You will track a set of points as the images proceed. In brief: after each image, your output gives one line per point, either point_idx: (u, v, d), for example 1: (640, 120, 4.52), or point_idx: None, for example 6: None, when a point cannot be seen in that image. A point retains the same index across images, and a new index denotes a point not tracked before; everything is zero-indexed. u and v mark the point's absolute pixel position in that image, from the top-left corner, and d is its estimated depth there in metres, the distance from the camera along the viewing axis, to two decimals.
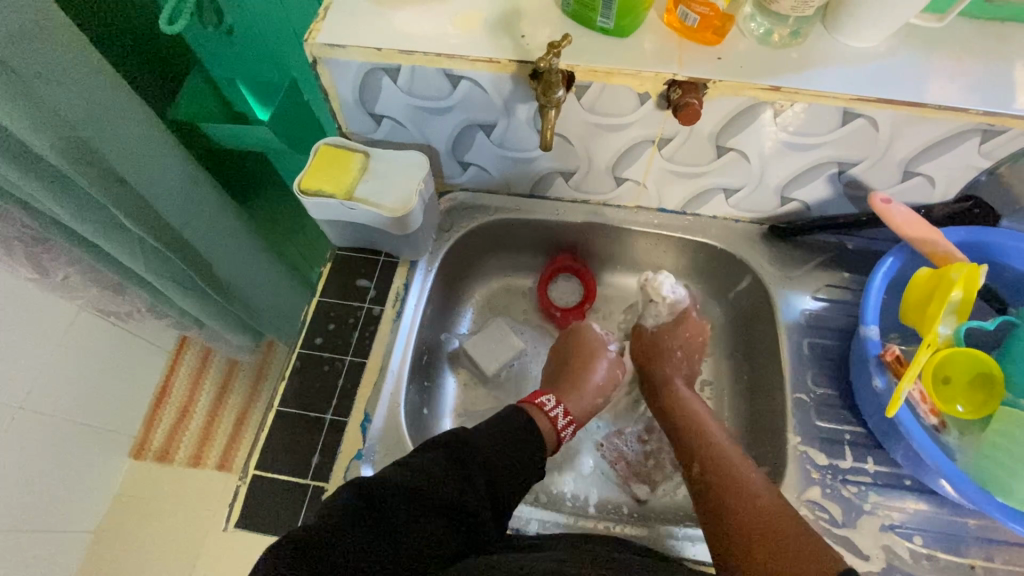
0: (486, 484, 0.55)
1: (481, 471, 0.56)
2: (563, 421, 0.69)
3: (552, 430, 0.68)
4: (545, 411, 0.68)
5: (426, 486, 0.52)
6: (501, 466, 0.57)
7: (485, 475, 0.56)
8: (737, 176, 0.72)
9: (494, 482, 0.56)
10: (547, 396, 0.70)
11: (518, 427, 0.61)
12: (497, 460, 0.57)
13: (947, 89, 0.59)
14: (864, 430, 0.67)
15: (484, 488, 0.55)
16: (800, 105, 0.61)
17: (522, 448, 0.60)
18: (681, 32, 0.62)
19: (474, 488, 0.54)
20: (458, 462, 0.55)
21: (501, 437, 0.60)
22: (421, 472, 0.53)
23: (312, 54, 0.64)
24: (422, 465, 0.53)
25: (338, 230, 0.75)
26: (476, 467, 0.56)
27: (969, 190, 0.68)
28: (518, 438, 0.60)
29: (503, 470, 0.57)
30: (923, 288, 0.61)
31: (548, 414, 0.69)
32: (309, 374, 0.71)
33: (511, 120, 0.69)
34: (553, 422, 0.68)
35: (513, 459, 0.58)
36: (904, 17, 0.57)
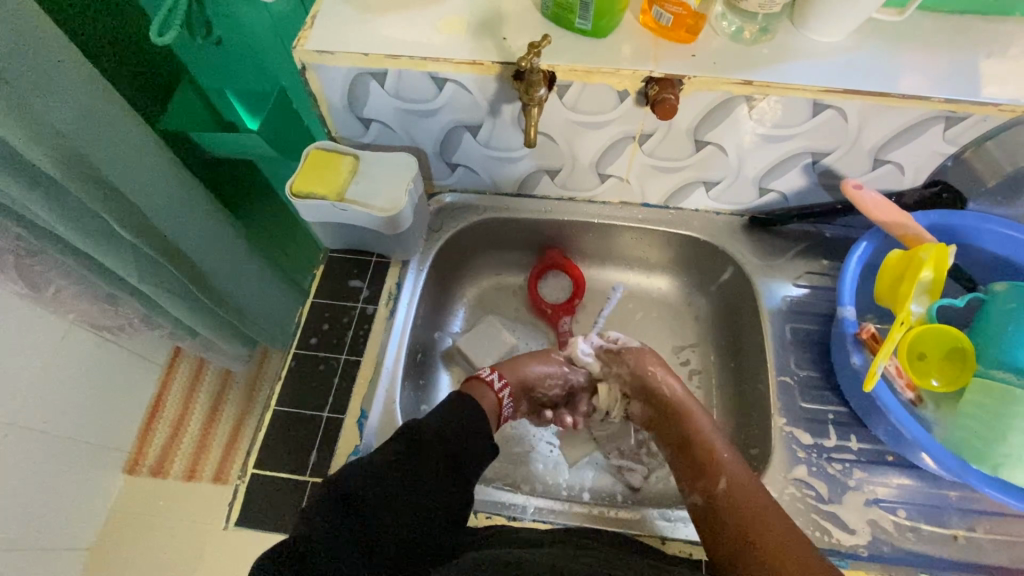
0: (448, 467, 0.58)
1: (442, 455, 0.59)
2: (505, 396, 0.72)
3: (494, 400, 0.71)
4: (489, 385, 0.71)
5: (390, 480, 0.55)
6: (455, 445, 0.60)
7: (444, 454, 0.59)
8: (716, 170, 0.75)
9: (452, 463, 0.59)
10: (492, 372, 0.73)
11: (467, 411, 0.64)
12: (450, 441, 0.60)
13: (910, 78, 0.62)
14: (848, 410, 0.69)
15: (445, 468, 0.58)
16: (773, 98, 0.64)
17: (472, 436, 0.62)
18: (656, 31, 0.65)
19: (435, 469, 0.57)
20: (414, 445, 0.58)
21: (453, 420, 0.62)
22: (382, 466, 0.56)
23: (302, 61, 0.66)
24: (382, 455, 0.57)
25: (330, 232, 0.76)
26: (433, 447, 0.59)
27: (937, 175, 0.71)
28: (467, 422, 0.62)
29: (459, 448, 0.60)
30: (895, 269, 0.64)
31: (492, 389, 0.71)
32: (305, 374, 0.72)
33: (495, 121, 0.71)
34: (497, 396, 0.71)
35: (463, 443, 0.61)
36: (866, 12, 0.60)
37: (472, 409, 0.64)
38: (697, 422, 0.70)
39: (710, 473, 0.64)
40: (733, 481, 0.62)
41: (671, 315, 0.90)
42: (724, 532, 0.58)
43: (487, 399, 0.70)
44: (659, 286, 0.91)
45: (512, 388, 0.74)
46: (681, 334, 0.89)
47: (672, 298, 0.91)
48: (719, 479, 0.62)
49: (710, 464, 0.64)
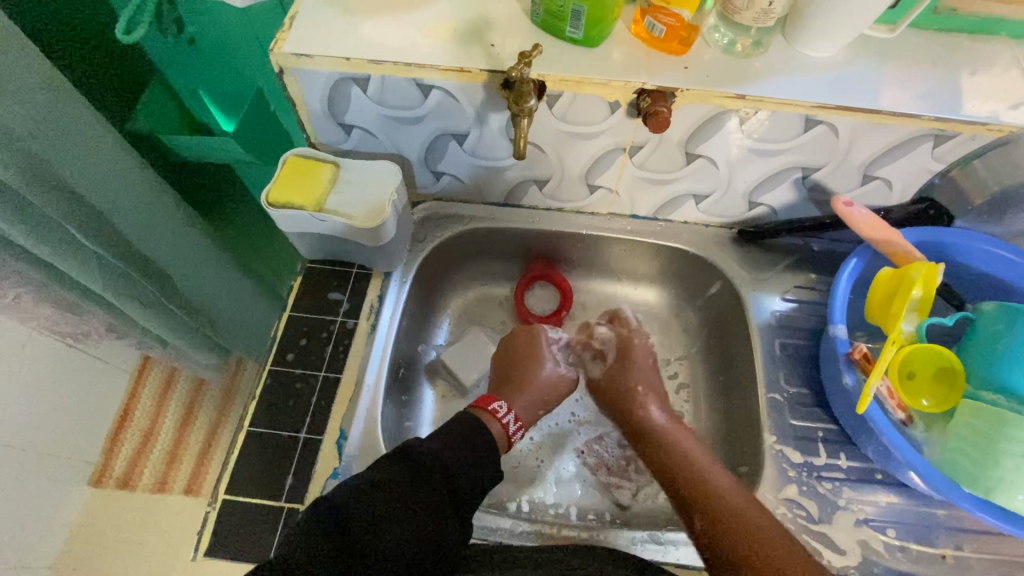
0: (450, 496, 0.56)
1: (444, 481, 0.56)
2: (514, 427, 0.68)
3: (504, 435, 0.67)
4: (498, 417, 0.67)
5: (384, 504, 0.53)
6: (460, 474, 0.57)
7: (445, 482, 0.56)
8: (706, 183, 0.74)
9: (455, 491, 0.56)
10: (500, 402, 0.69)
11: (469, 435, 0.61)
12: (459, 468, 0.58)
13: (901, 96, 0.61)
14: (836, 427, 0.69)
15: (447, 496, 0.55)
16: (764, 112, 0.63)
17: (482, 464, 0.59)
18: (649, 42, 0.63)
19: (437, 500, 0.54)
20: (415, 472, 0.56)
21: (454, 446, 0.59)
22: (379, 492, 0.53)
23: (278, 64, 0.63)
24: (383, 481, 0.54)
25: (309, 243, 0.73)
26: (437, 479, 0.56)
27: (923, 192, 0.71)
28: (476, 447, 0.60)
29: (463, 476, 0.58)
30: (886, 287, 0.63)
31: (500, 419, 0.67)
32: (281, 392, 0.69)
33: (483, 130, 0.69)
34: (504, 426, 0.67)
35: (472, 473, 0.58)
36: (858, 28, 0.59)
37: (480, 435, 0.62)
38: (676, 442, 0.67)
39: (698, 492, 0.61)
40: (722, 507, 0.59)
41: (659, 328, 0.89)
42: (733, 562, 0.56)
43: (495, 429, 0.67)
44: (646, 298, 0.90)
45: (520, 416, 0.70)
46: (669, 347, 0.88)
47: (660, 310, 0.89)
48: (715, 503, 0.59)
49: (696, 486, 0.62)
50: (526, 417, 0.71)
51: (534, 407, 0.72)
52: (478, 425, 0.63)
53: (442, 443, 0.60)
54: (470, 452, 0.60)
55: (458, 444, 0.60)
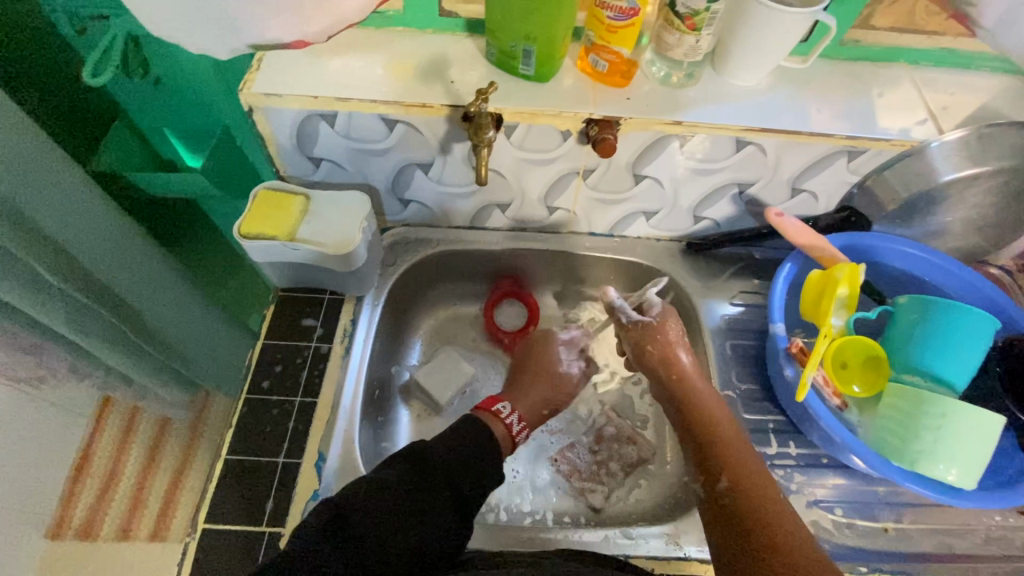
0: (450, 496, 0.59)
1: (447, 482, 0.60)
2: (517, 427, 0.72)
3: (508, 436, 0.70)
4: (501, 418, 0.71)
5: (388, 503, 0.55)
6: (462, 474, 0.61)
7: (447, 483, 0.60)
8: (654, 200, 0.81)
9: (454, 491, 0.60)
10: (502, 404, 0.73)
11: (469, 431, 0.66)
12: (460, 470, 0.61)
13: (816, 119, 0.70)
14: (785, 418, 0.75)
15: (449, 496, 0.59)
16: (700, 136, 0.70)
17: (484, 472, 0.63)
18: (594, 76, 0.70)
19: (439, 500, 0.58)
20: (419, 472, 0.59)
21: (455, 446, 0.63)
22: (383, 490, 0.56)
23: (248, 103, 0.66)
24: (386, 480, 0.57)
25: (281, 272, 0.75)
26: (441, 480, 0.59)
27: (845, 202, 0.80)
28: (478, 448, 0.64)
29: (463, 478, 0.61)
30: (815, 288, 0.71)
31: (503, 420, 0.71)
32: (258, 420, 0.70)
33: (446, 159, 0.74)
34: (508, 427, 0.71)
35: (474, 476, 0.62)
36: (774, 61, 0.67)
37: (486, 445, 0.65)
38: (714, 413, 0.66)
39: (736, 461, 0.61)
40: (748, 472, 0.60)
41: None
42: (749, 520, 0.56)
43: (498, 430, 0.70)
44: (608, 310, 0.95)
45: (523, 418, 0.74)
46: None
47: None
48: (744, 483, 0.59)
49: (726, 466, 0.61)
50: (528, 418, 0.75)
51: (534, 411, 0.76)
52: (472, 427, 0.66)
53: (442, 443, 0.63)
54: (470, 453, 0.63)
55: (461, 443, 0.64)
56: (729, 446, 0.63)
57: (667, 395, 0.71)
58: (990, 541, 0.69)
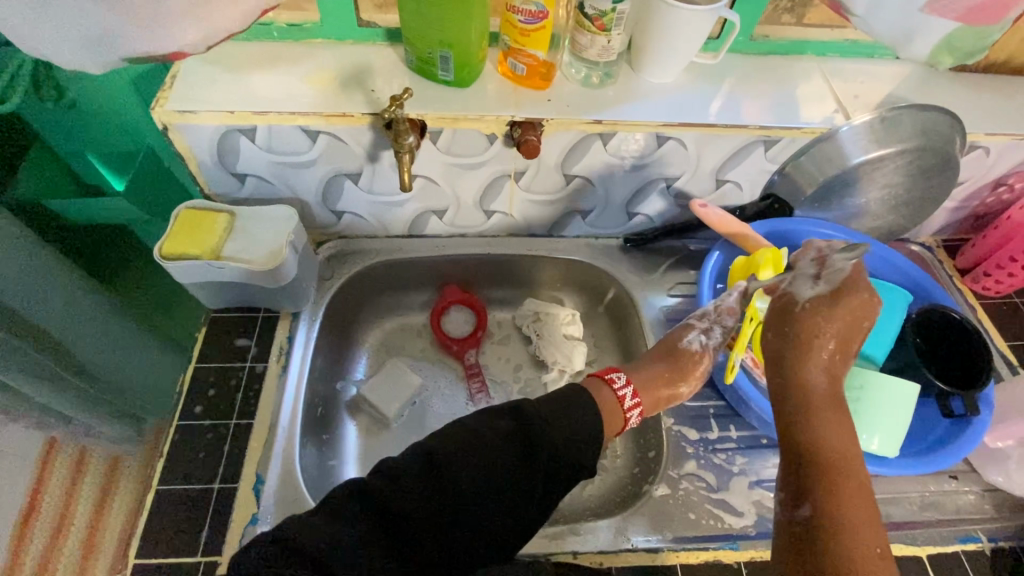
0: (546, 478, 0.56)
1: (547, 458, 0.57)
2: (630, 402, 0.66)
3: (615, 408, 0.64)
4: (613, 386, 0.66)
5: (481, 470, 0.54)
6: (570, 450, 0.58)
7: (548, 462, 0.57)
8: (588, 199, 0.82)
9: (552, 471, 0.57)
10: (620, 374, 0.67)
11: (583, 414, 0.60)
12: (571, 448, 0.58)
13: (729, 112, 0.72)
14: (724, 403, 0.76)
15: (546, 475, 0.56)
16: (621, 134, 0.72)
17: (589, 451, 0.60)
18: (515, 80, 0.71)
19: (534, 480, 0.55)
20: (527, 445, 0.57)
21: (566, 424, 0.59)
22: (488, 446, 0.55)
23: (161, 121, 0.65)
24: (498, 440, 0.56)
25: (211, 292, 0.73)
26: (547, 461, 0.57)
27: (767, 190, 0.83)
28: (586, 426, 0.60)
29: (574, 458, 0.58)
30: (741, 272, 0.74)
31: (614, 390, 0.66)
32: (191, 446, 0.67)
33: (375, 168, 0.73)
34: (618, 397, 0.65)
35: (583, 458, 0.59)
36: (686, 57, 0.70)
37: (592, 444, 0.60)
38: (829, 429, 0.55)
39: (844, 494, 0.51)
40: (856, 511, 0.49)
41: None
42: (821, 558, 0.48)
43: (605, 398, 0.65)
44: None
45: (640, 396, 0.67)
46: None
47: None
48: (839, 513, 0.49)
49: (830, 487, 0.51)
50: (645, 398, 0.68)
51: (669, 395, 0.70)
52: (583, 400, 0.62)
53: (552, 408, 0.60)
54: (584, 435, 0.59)
55: (571, 422, 0.59)
56: (846, 473, 0.52)
57: (779, 397, 0.60)
58: (923, 507, 0.71)
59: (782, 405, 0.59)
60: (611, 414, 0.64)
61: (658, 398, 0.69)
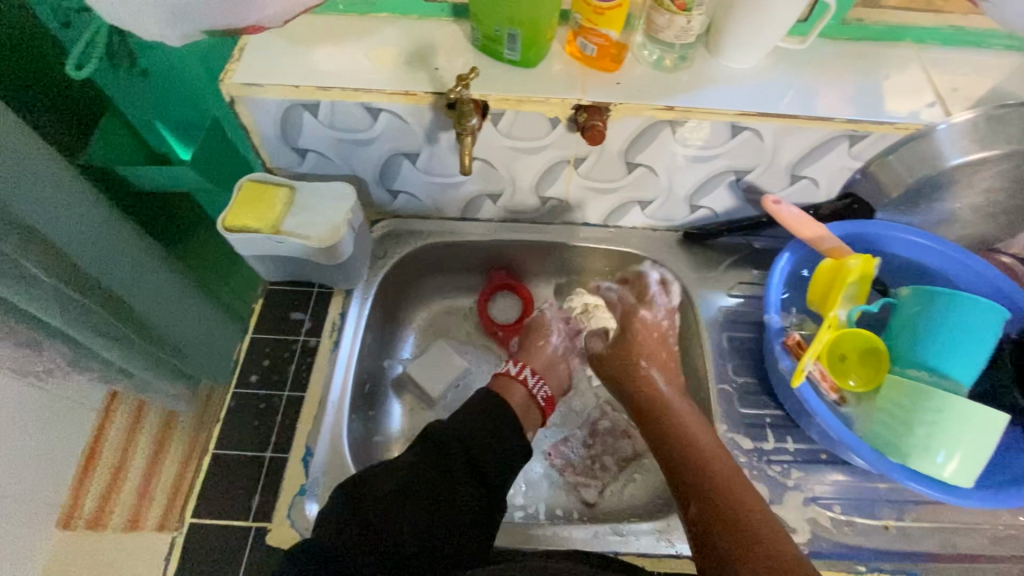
0: (472, 474, 0.62)
1: (463, 456, 0.63)
2: (534, 383, 0.77)
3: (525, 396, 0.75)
4: (515, 378, 0.76)
5: (405, 487, 0.59)
6: (479, 451, 0.64)
7: (465, 461, 0.63)
8: (649, 189, 0.78)
9: (473, 462, 0.63)
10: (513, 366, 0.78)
11: (490, 411, 0.67)
12: (479, 446, 0.64)
13: (813, 102, 0.67)
14: (782, 413, 0.72)
15: (467, 469, 0.62)
16: (693, 122, 0.67)
17: (506, 449, 0.65)
18: (583, 61, 0.68)
19: (457, 478, 0.61)
20: (434, 451, 0.63)
21: (466, 423, 0.66)
22: (400, 470, 0.61)
23: (229, 93, 0.65)
24: (400, 463, 0.62)
25: (268, 265, 0.74)
26: (457, 454, 0.63)
27: (847, 189, 0.77)
28: (490, 419, 0.66)
29: (483, 451, 0.64)
30: (825, 276, 0.68)
31: (520, 382, 0.76)
32: (245, 414, 0.70)
33: (433, 148, 0.72)
34: (526, 389, 0.76)
35: (497, 454, 0.64)
36: (770, 41, 0.65)
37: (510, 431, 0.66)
38: (698, 438, 0.67)
39: (729, 495, 0.60)
40: (732, 490, 0.60)
41: None
42: (728, 555, 0.55)
43: (517, 396, 0.75)
44: None
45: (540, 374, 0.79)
46: None
47: None
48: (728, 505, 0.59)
49: (715, 484, 0.61)
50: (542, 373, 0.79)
51: (551, 359, 0.82)
52: (493, 396, 0.69)
53: (458, 419, 0.66)
54: (483, 426, 0.66)
55: (469, 422, 0.66)
56: (715, 462, 0.64)
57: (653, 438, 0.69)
58: (996, 541, 0.66)
59: (659, 429, 0.69)
60: (525, 409, 0.75)
61: (548, 359, 0.81)
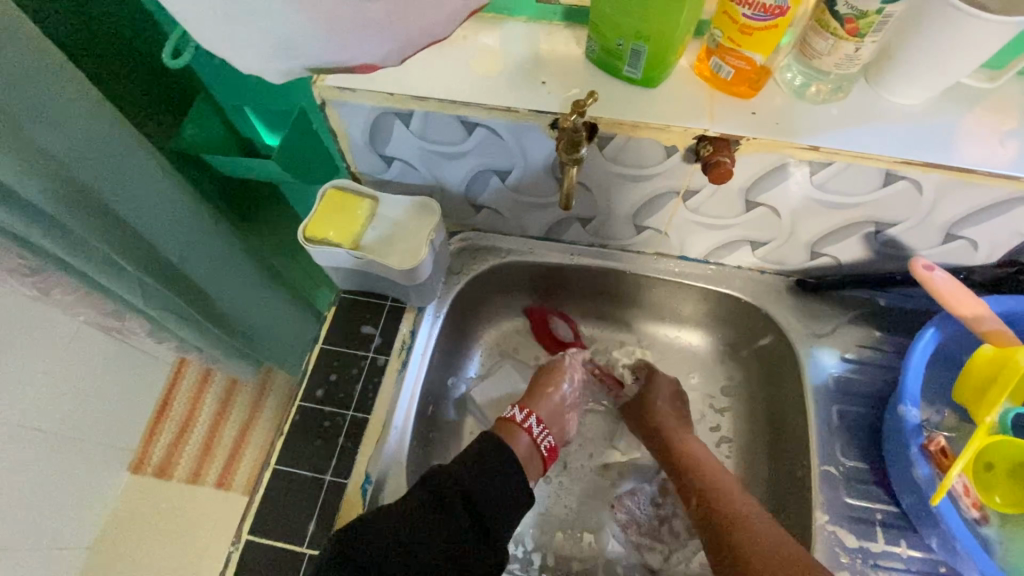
0: (476, 518, 0.58)
1: (463, 499, 0.58)
2: (537, 430, 0.71)
3: (530, 443, 0.69)
4: (519, 424, 0.70)
5: (405, 525, 0.55)
6: (480, 484, 0.60)
7: (467, 502, 0.58)
8: (764, 230, 0.68)
9: (472, 508, 0.58)
10: (517, 409, 0.72)
11: (492, 456, 0.63)
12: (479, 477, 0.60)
13: (999, 153, 0.55)
14: (897, 510, 0.63)
15: (470, 513, 0.58)
16: (837, 165, 0.57)
17: (506, 480, 0.61)
18: (713, 83, 0.58)
19: (458, 521, 0.57)
20: (435, 495, 0.58)
21: (473, 466, 0.61)
22: (401, 518, 0.55)
23: (321, 97, 0.61)
24: (403, 508, 0.56)
25: (343, 276, 0.71)
26: (457, 498, 0.58)
27: (1015, 255, 0.64)
28: (498, 462, 0.62)
29: (483, 490, 0.59)
30: (986, 367, 0.57)
31: (524, 429, 0.70)
32: (308, 429, 0.68)
33: (528, 167, 0.65)
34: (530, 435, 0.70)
35: (497, 485, 0.61)
36: (953, 77, 0.53)
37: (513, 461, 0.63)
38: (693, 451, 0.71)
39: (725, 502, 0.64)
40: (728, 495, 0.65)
41: (701, 374, 0.84)
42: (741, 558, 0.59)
43: (521, 443, 0.69)
44: (690, 341, 0.85)
45: (545, 422, 0.72)
46: (713, 397, 0.83)
47: (703, 355, 0.84)
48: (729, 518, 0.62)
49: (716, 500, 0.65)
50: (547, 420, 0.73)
51: (558, 405, 0.75)
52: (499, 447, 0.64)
53: (459, 461, 0.62)
54: (502, 473, 0.62)
55: (473, 463, 0.62)
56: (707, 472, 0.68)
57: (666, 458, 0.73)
58: None
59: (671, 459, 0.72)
60: (528, 455, 0.69)
61: (553, 408, 0.74)
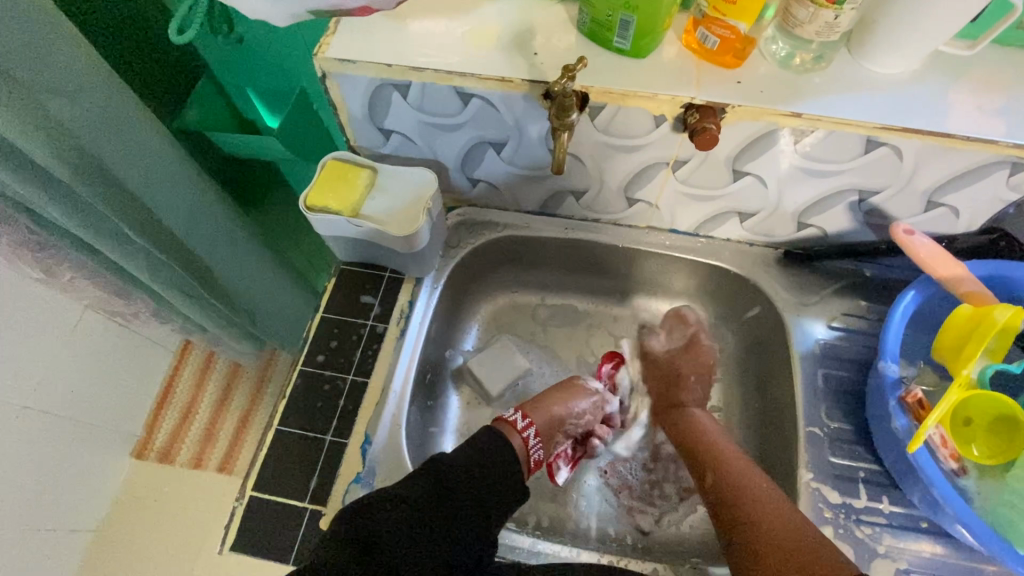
0: (475, 504, 0.59)
1: (464, 485, 0.60)
2: (533, 441, 0.69)
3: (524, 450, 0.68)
4: (518, 430, 0.68)
5: (409, 511, 0.57)
6: (482, 477, 0.61)
7: (466, 488, 0.60)
8: (753, 201, 0.70)
9: (474, 496, 0.60)
10: (519, 413, 0.70)
11: (490, 446, 0.64)
12: (475, 483, 0.60)
13: (976, 119, 0.56)
14: (880, 469, 0.65)
15: (469, 497, 0.59)
16: (820, 132, 0.59)
17: (504, 474, 0.62)
18: (700, 54, 0.60)
19: (458, 506, 0.58)
20: (435, 481, 0.59)
21: (473, 455, 0.62)
22: (404, 502, 0.57)
23: (321, 68, 0.62)
24: (407, 491, 0.58)
25: (343, 246, 0.74)
26: (458, 485, 0.59)
27: (994, 222, 0.66)
28: (498, 456, 0.63)
29: (484, 478, 0.61)
30: (962, 326, 0.60)
31: (520, 433, 0.68)
32: (310, 393, 0.70)
33: (522, 138, 0.67)
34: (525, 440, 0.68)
35: (496, 478, 0.62)
36: (931, 45, 0.55)
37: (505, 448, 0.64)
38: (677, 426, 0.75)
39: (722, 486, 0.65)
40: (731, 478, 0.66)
41: None
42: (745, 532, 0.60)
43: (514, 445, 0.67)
44: None
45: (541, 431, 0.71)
46: None
47: None
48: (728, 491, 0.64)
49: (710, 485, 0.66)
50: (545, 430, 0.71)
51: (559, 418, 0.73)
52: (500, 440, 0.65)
53: (460, 452, 0.63)
54: (501, 463, 0.63)
55: (475, 454, 0.63)
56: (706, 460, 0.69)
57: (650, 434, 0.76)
58: None
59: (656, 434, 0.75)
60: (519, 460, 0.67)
61: (554, 420, 0.72)
